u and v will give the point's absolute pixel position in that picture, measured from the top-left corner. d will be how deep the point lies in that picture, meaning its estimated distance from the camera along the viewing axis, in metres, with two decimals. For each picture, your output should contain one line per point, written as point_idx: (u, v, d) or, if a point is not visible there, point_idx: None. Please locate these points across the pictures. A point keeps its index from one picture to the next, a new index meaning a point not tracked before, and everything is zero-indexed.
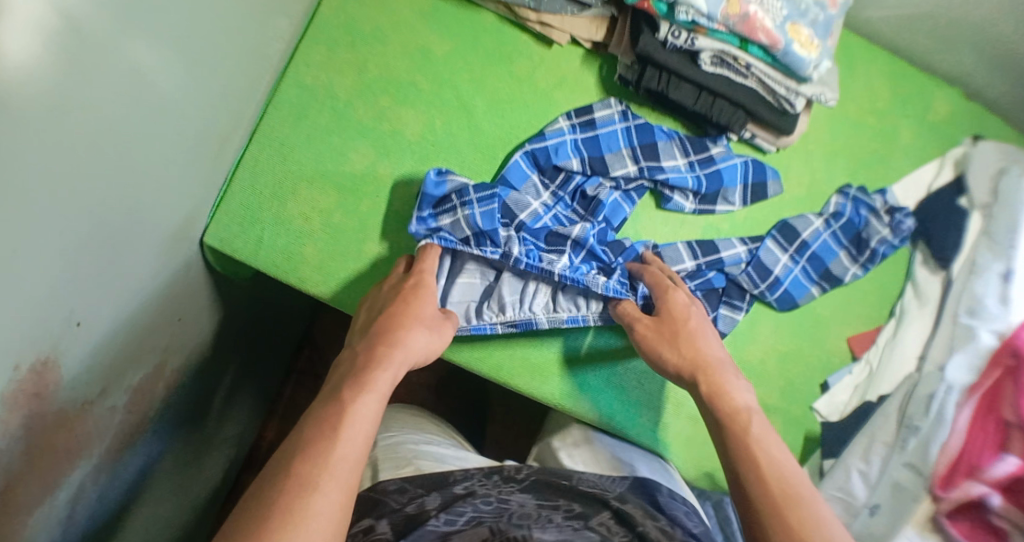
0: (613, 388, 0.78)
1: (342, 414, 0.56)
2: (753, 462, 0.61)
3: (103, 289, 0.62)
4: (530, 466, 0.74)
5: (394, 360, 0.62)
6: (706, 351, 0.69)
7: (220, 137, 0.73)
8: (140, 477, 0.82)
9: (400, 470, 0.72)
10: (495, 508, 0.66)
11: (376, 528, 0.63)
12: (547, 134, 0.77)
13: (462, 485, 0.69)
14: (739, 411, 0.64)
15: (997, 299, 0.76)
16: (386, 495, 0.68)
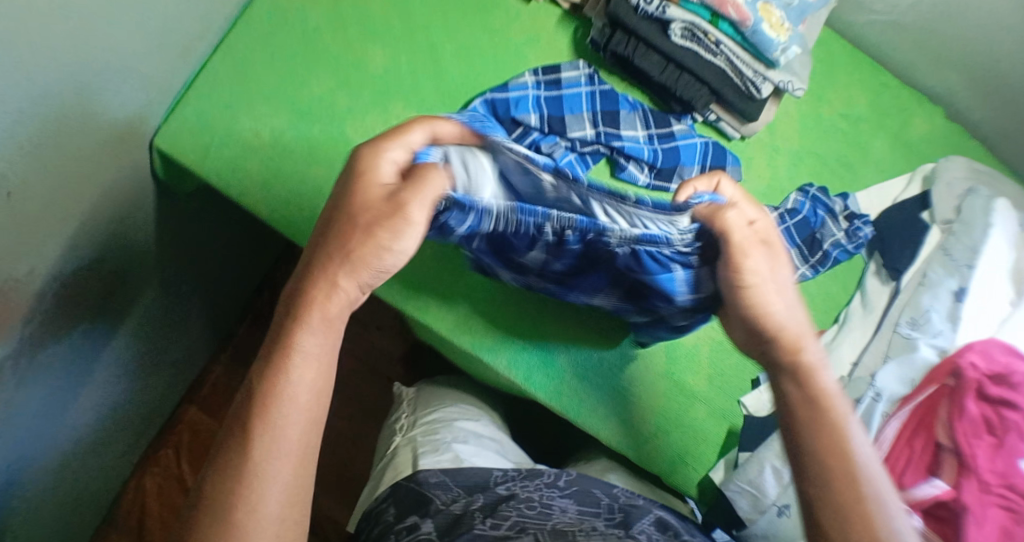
0: (525, 340, 0.79)
1: (282, 400, 0.50)
2: (831, 453, 0.53)
3: (39, 159, 0.61)
4: (569, 475, 0.76)
5: (347, 288, 0.53)
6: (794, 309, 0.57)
7: (183, 44, 0.73)
8: (68, 374, 0.80)
9: (439, 456, 0.77)
10: (539, 513, 0.66)
11: (421, 526, 0.65)
12: (510, 87, 0.77)
13: (505, 486, 0.72)
14: (827, 397, 0.55)
15: (943, 317, 0.74)
16: (428, 490, 0.71)
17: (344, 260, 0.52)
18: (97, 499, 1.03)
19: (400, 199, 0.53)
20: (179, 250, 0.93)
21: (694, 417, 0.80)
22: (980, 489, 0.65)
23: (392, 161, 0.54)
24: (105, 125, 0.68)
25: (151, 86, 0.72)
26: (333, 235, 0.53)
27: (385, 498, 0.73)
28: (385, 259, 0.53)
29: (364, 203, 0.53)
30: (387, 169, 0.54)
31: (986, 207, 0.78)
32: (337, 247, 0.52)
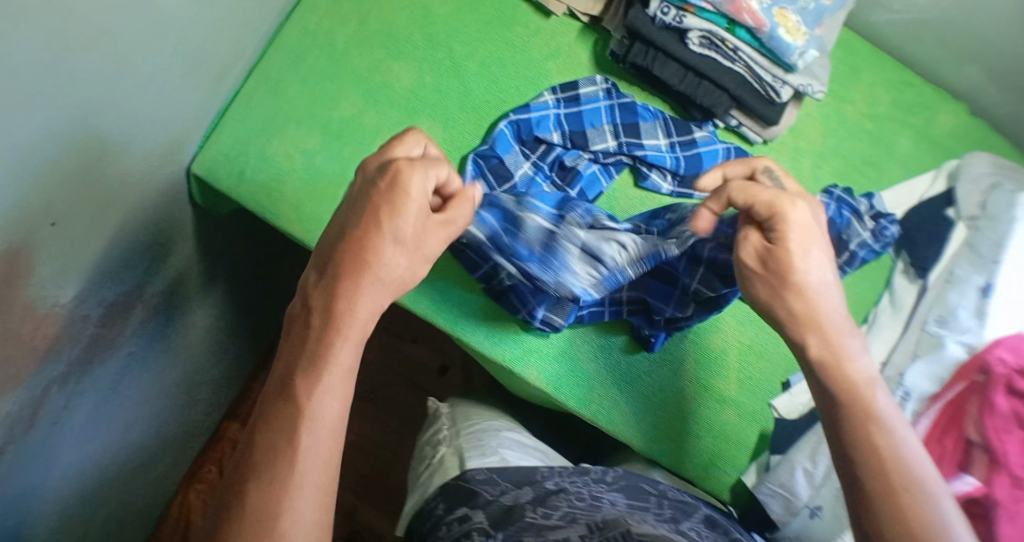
0: (554, 350, 0.80)
1: (309, 396, 0.53)
2: (877, 444, 0.57)
3: (82, 191, 0.64)
4: (616, 470, 0.78)
5: (360, 294, 0.56)
6: (818, 297, 0.60)
7: (217, 73, 0.76)
8: (113, 393, 0.83)
9: (486, 459, 0.80)
10: (588, 505, 0.68)
11: (471, 517, 0.69)
12: (531, 106, 0.79)
13: (553, 482, 0.75)
14: (859, 388, 0.59)
15: (971, 313, 0.75)
16: (478, 486, 0.74)
17: (358, 271, 0.56)
18: (143, 511, 1.06)
19: (418, 218, 0.56)
20: (218, 269, 0.96)
21: (724, 420, 0.81)
22: (1013, 484, 0.65)
23: (422, 179, 0.55)
24: (144, 156, 0.71)
25: (186, 116, 0.75)
26: (342, 251, 0.56)
27: (436, 497, 0.76)
28: (389, 266, 0.57)
29: (374, 213, 0.56)
30: (414, 188, 0.55)
31: (1011, 202, 0.78)
32: (345, 260, 0.56)
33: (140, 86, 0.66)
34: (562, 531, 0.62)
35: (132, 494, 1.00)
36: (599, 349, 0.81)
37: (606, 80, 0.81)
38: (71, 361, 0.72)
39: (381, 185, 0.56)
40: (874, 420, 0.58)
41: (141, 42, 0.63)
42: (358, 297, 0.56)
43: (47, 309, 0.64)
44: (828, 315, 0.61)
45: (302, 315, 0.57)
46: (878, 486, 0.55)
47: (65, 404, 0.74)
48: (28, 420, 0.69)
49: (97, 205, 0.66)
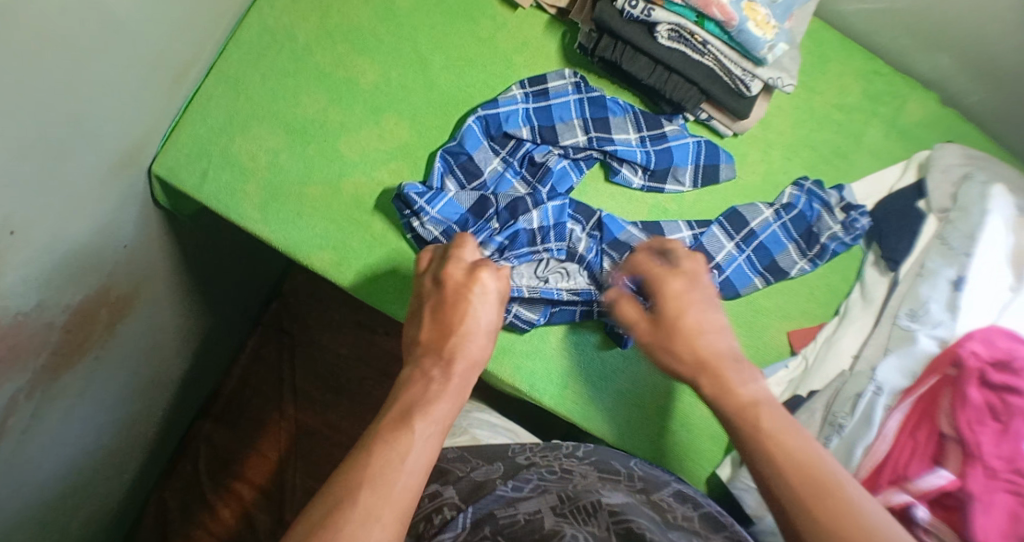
0: (526, 348, 0.79)
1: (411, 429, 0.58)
2: (784, 464, 0.55)
3: (38, 199, 0.62)
4: (588, 445, 0.76)
5: (467, 366, 0.65)
6: (701, 348, 0.65)
7: (175, 72, 0.75)
8: (84, 399, 0.82)
9: (457, 439, 0.82)
10: (558, 478, 0.70)
11: (443, 493, 0.71)
12: (499, 101, 0.78)
13: (524, 455, 0.76)
14: (772, 428, 0.58)
15: (943, 306, 0.74)
16: (449, 463, 0.76)
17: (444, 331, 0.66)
18: (123, 509, 1.06)
19: (494, 290, 0.68)
20: (185, 269, 0.94)
21: (699, 411, 0.81)
22: (986, 476, 0.65)
23: (492, 273, 0.68)
24: (103, 160, 0.69)
25: (145, 118, 0.73)
26: (444, 307, 0.67)
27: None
28: (479, 342, 0.67)
29: (462, 300, 0.67)
30: (489, 277, 0.68)
31: (982, 193, 0.78)
32: (452, 318, 0.66)
33: (96, 89, 0.64)
34: (535, 501, 0.65)
35: (109, 498, 1.00)
36: (569, 345, 0.80)
37: (575, 74, 0.80)
38: (37, 369, 0.70)
39: (467, 287, 0.67)
40: (805, 446, 0.56)
41: (94, 44, 0.61)
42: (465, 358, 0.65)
43: (9, 319, 0.63)
44: (718, 360, 0.64)
45: (417, 375, 0.64)
46: (798, 508, 0.53)
47: (34, 413, 0.73)
48: None
49: (56, 214, 0.65)
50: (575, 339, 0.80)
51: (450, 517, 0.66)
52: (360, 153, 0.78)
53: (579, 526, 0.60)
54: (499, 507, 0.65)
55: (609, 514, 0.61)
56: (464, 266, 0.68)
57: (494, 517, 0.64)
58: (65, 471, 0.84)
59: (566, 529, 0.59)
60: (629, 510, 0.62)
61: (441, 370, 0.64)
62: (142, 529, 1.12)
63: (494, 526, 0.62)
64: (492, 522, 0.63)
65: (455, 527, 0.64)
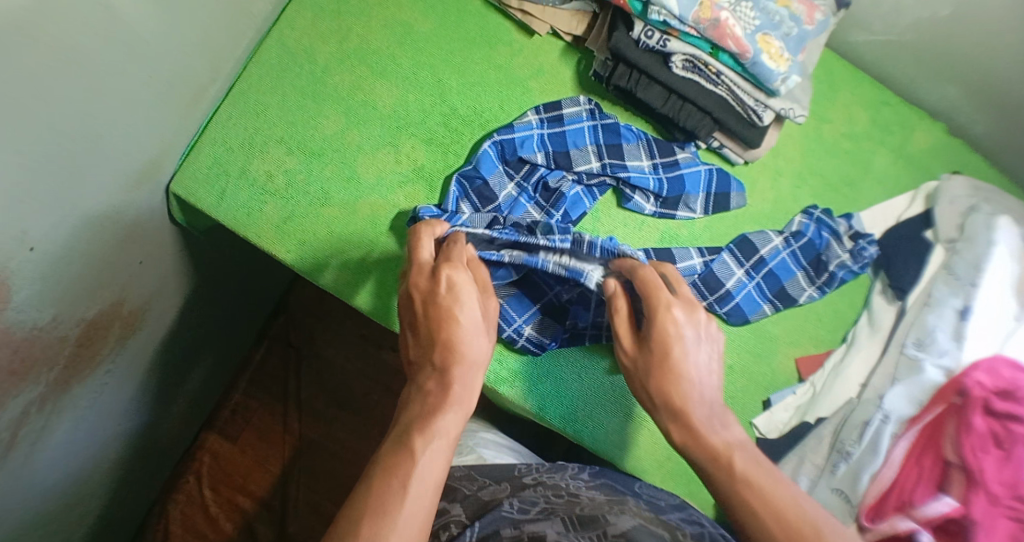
0: (537, 371, 0.80)
1: (414, 449, 0.56)
2: (756, 517, 0.56)
3: (57, 217, 0.63)
4: (593, 467, 0.77)
5: (464, 373, 0.60)
6: (677, 390, 0.62)
7: (195, 92, 0.76)
8: (93, 411, 0.83)
9: (463, 457, 0.81)
10: (566, 500, 0.69)
11: (451, 510, 0.71)
12: (515, 127, 0.79)
13: (531, 474, 0.76)
14: (742, 471, 0.58)
15: (948, 335, 0.76)
16: (456, 482, 0.76)
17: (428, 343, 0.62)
18: (125, 519, 1.05)
19: (471, 290, 0.63)
20: (197, 284, 0.95)
21: None
22: (989, 502, 0.67)
23: (460, 271, 0.63)
24: (122, 178, 0.70)
25: (164, 137, 0.74)
26: (421, 319, 0.63)
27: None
28: (473, 345, 0.61)
29: (439, 306, 0.62)
30: (459, 275, 0.63)
31: (988, 225, 0.79)
32: (436, 329, 0.61)
33: (116, 109, 0.65)
34: (539, 522, 0.65)
35: (114, 509, 1.00)
36: (580, 368, 0.81)
37: (589, 101, 0.81)
38: (49, 383, 0.71)
39: (438, 294, 0.62)
40: (773, 492, 0.57)
41: (115, 65, 0.62)
42: (459, 364, 0.60)
43: (23, 334, 0.64)
44: (692, 407, 0.62)
45: (415, 390, 0.61)
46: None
47: (44, 425, 0.74)
48: (5, 444, 0.68)
49: (73, 231, 0.65)
50: (586, 362, 0.81)
51: (458, 533, 0.67)
52: (376, 175, 0.79)
53: None
54: (506, 526, 0.65)
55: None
56: (427, 273, 0.64)
57: (499, 536, 0.64)
58: (72, 482, 0.84)
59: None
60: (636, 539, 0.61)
61: (436, 383, 0.60)
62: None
63: None
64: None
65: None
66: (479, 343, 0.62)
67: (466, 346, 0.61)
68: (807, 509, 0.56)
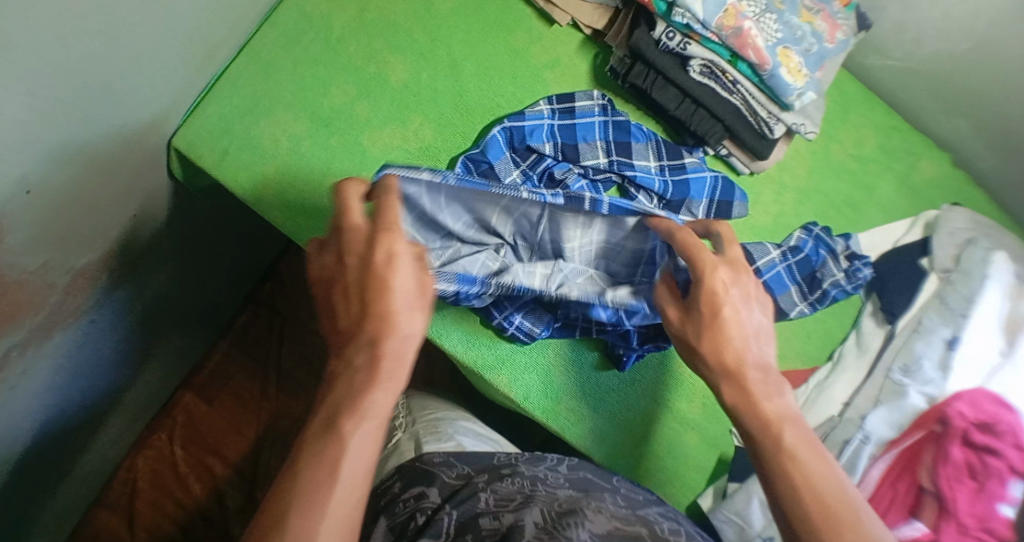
0: (527, 361, 0.80)
1: (342, 436, 0.52)
2: (799, 501, 0.54)
3: (59, 161, 0.62)
4: (572, 460, 0.77)
5: (396, 353, 0.55)
6: (729, 352, 0.60)
7: (208, 48, 0.75)
8: (73, 362, 0.82)
9: (442, 443, 0.81)
10: (543, 489, 0.69)
11: (427, 495, 0.71)
12: (526, 115, 0.78)
13: (508, 463, 0.76)
14: (794, 442, 0.57)
15: (935, 365, 0.76)
16: (435, 468, 0.75)
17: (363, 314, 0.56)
18: (95, 473, 1.04)
19: (410, 259, 0.56)
20: (189, 242, 0.93)
21: (685, 443, 0.82)
22: (958, 531, 0.67)
23: (402, 237, 0.56)
24: (126, 128, 0.69)
25: (171, 90, 0.73)
26: (360, 285, 0.56)
27: (391, 476, 0.77)
28: (408, 319, 0.56)
29: (375, 276, 0.55)
30: (401, 243, 0.56)
31: (984, 258, 0.79)
32: (368, 298, 0.55)
33: (129, 58, 0.64)
34: (517, 512, 0.65)
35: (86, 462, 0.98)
36: (569, 364, 0.81)
37: (603, 96, 0.81)
38: (33, 329, 0.70)
39: (374, 260, 0.56)
40: (814, 474, 0.55)
41: (132, 14, 0.61)
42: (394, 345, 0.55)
43: (13, 276, 0.63)
44: (745, 370, 0.60)
45: (341, 365, 0.56)
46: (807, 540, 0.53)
47: (24, 371, 0.73)
48: None
49: (72, 176, 0.64)
50: (576, 359, 0.81)
51: (432, 517, 0.67)
52: (383, 149, 0.79)
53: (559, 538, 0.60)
54: (484, 515, 0.65)
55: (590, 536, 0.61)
56: (363, 235, 0.57)
57: (478, 526, 0.64)
58: (47, 432, 0.83)
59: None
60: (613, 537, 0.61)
61: (371, 363, 0.54)
62: (111, 494, 1.08)
63: (476, 535, 0.63)
64: (474, 530, 0.64)
65: (439, 529, 0.65)
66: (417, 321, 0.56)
67: (399, 324, 0.55)
68: (841, 498, 0.55)
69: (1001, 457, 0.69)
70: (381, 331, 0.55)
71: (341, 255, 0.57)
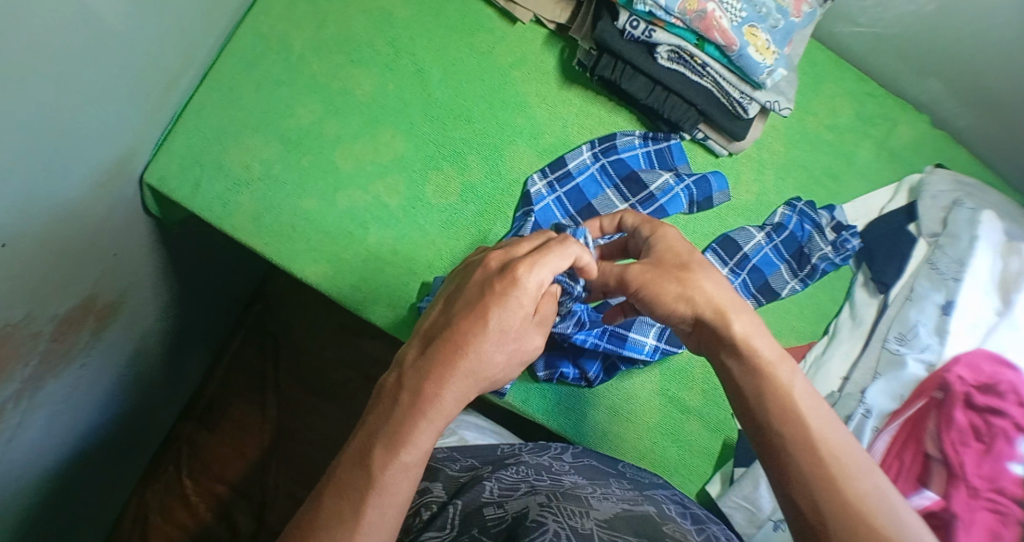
0: (568, 398, 0.79)
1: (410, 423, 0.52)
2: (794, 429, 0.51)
3: (30, 212, 0.60)
4: (576, 447, 0.74)
5: (459, 377, 0.53)
6: (683, 305, 0.57)
7: (168, 80, 0.73)
8: (69, 407, 0.80)
9: (444, 439, 0.79)
10: (548, 477, 0.67)
11: (431, 489, 0.69)
12: (531, 198, 0.78)
13: (511, 454, 0.74)
14: (767, 366, 0.53)
15: (931, 331, 0.75)
16: (439, 463, 0.73)
17: (451, 323, 0.55)
18: (103, 512, 1.01)
19: (534, 295, 0.55)
20: (172, 273, 0.92)
21: (689, 431, 0.80)
22: (968, 495, 0.67)
23: (534, 276, 0.55)
24: (94, 169, 0.68)
25: (137, 125, 0.72)
26: (489, 284, 0.55)
27: None
28: (495, 349, 0.54)
29: (488, 296, 0.54)
30: (531, 281, 0.55)
31: (971, 219, 0.79)
32: (489, 290, 0.55)
33: (88, 99, 0.63)
34: (523, 498, 0.63)
35: (96, 505, 0.97)
36: (610, 411, 0.80)
37: (590, 145, 0.81)
38: (24, 378, 0.69)
39: (499, 285, 0.55)
40: (789, 397, 0.52)
41: (88, 54, 0.60)
42: (479, 336, 0.54)
43: None
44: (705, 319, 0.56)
45: (426, 330, 0.56)
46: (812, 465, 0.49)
47: (20, 420, 0.72)
48: None
49: (46, 225, 0.63)
50: (617, 409, 0.79)
51: (438, 511, 0.65)
52: (354, 165, 0.78)
53: (564, 520, 0.60)
54: (489, 503, 0.64)
55: (596, 524, 0.60)
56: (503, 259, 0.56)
57: (483, 515, 0.63)
58: (53, 478, 0.83)
59: (546, 527, 0.59)
60: (619, 525, 0.60)
61: (451, 352, 0.54)
62: (122, 532, 1.06)
63: (482, 526, 0.62)
64: (480, 522, 0.62)
65: (445, 524, 0.63)
66: (501, 318, 0.54)
67: (481, 352, 0.54)
68: (817, 427, 0.50)
69: (1006, 416, 0.68)
70: (465, 323, 0.54)
71: (488, 264, 0.56)
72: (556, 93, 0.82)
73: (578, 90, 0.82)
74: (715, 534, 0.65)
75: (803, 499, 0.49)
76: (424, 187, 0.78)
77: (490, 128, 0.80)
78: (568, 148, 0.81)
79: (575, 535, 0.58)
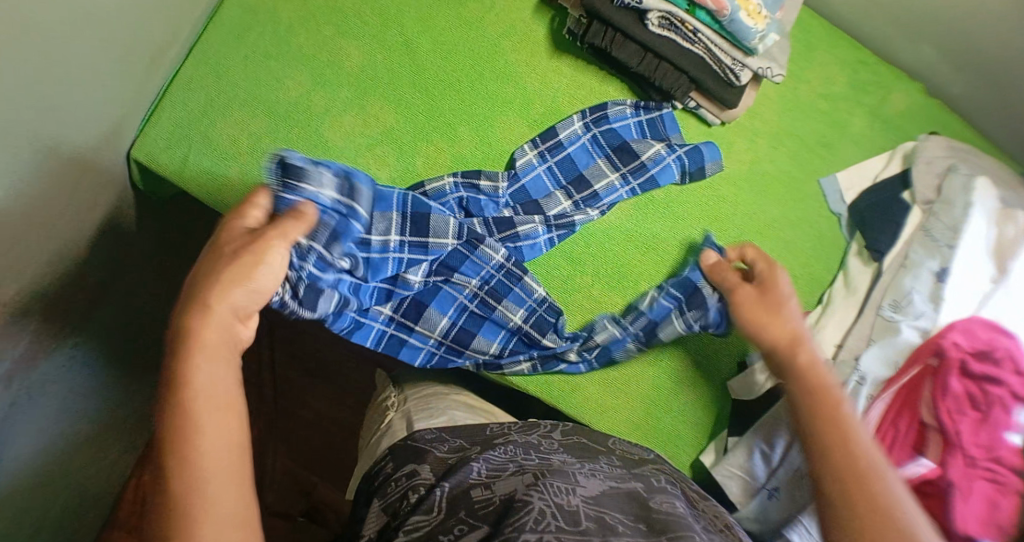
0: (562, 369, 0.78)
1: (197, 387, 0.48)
2: (845, 446, 0.57)
3: (18, 184, 0.59)
4: (565, 425, 0.75)
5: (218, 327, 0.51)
6: (789, 327, 0.66)
7: (151, 53, 0.73)
8: (64, 385, 0.80)
9: (433, 420, 0.78)
10: (535, 458, 0.67)
11: (419, 473, 0.68)
12: (519, 171, 0.78)
13: (497, 434, 0.74)
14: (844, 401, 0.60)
15: (926, 298, 0.74)
16: (426, 444, 0.73)
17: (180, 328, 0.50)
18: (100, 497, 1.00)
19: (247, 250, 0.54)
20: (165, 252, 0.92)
21: (682, 403, 0.80)
22: (966, 464, 0.67)
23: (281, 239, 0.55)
24: (80, 144, 0.67)
25: (124, 97, 0.71)
26: (194, 287, 0.52)
27: (384, 457, 0.74)
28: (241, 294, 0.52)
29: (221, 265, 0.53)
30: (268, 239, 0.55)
31: (966, 186, 0.78)
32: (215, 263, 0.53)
33: (75, 70, 0.62)
34: (510, 480, 0.62)
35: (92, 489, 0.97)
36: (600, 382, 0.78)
37: (581, 115, 0.81)
38: (17, 357, 0.68)
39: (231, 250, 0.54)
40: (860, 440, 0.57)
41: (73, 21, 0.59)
42: (224, 282, 0.52)
43: None
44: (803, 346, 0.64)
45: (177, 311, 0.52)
46: (842, 487, 0.55)
47: (13, 401, 0.71)
48: None
49: (35, 201, 0.62)
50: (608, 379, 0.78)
51: (425, 495, 0.64)
52: (344, 137, 0.77)
53: (549, 497, 0.58)
54: (476, 486, 0.63)
55: (582, 500, 0.58)
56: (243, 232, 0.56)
57: (471, 498, 0.61)
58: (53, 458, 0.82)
59: (532, 506, 0.56)
60: (605, 502, 0.59)
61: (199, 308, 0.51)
62: None
63: (468, 509, 0.60)
64: (467, 505, 0.61)
65: (432, 506, 0.61)
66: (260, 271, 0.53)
67: (231, 297, 0.52)
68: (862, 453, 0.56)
69: (1002, 385, 0.68)
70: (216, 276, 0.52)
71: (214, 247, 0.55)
72: (546, 63, 0.81)
73: (568, 60, 0.82)
74: (704, 510, 0.65)
75: (833, 507, 0.55)
76: (414, 159, 0.78)
77: (480, 98, 0.80)
78: (559, 117, 0.81)
79: (561, 511, 0.56)
